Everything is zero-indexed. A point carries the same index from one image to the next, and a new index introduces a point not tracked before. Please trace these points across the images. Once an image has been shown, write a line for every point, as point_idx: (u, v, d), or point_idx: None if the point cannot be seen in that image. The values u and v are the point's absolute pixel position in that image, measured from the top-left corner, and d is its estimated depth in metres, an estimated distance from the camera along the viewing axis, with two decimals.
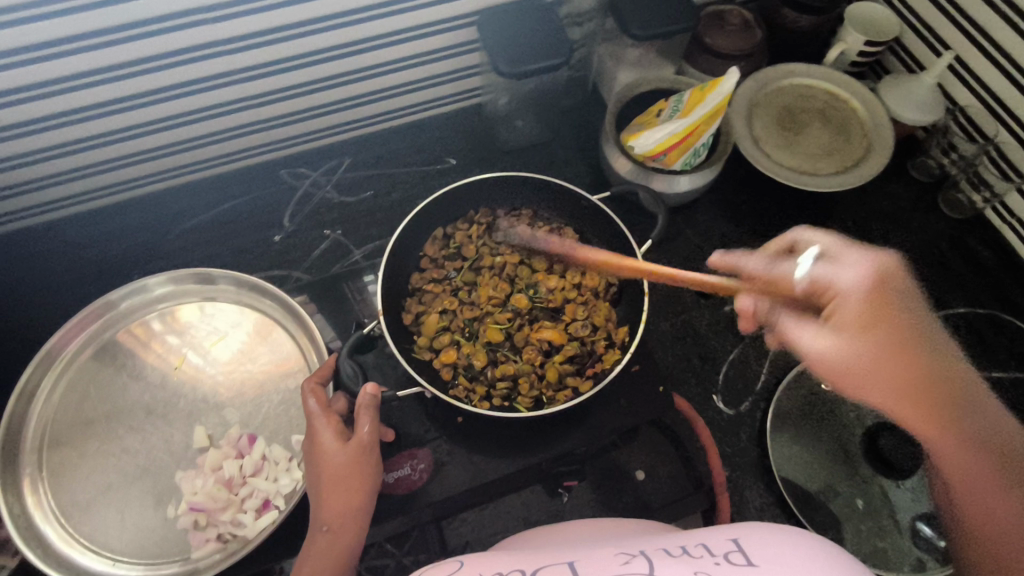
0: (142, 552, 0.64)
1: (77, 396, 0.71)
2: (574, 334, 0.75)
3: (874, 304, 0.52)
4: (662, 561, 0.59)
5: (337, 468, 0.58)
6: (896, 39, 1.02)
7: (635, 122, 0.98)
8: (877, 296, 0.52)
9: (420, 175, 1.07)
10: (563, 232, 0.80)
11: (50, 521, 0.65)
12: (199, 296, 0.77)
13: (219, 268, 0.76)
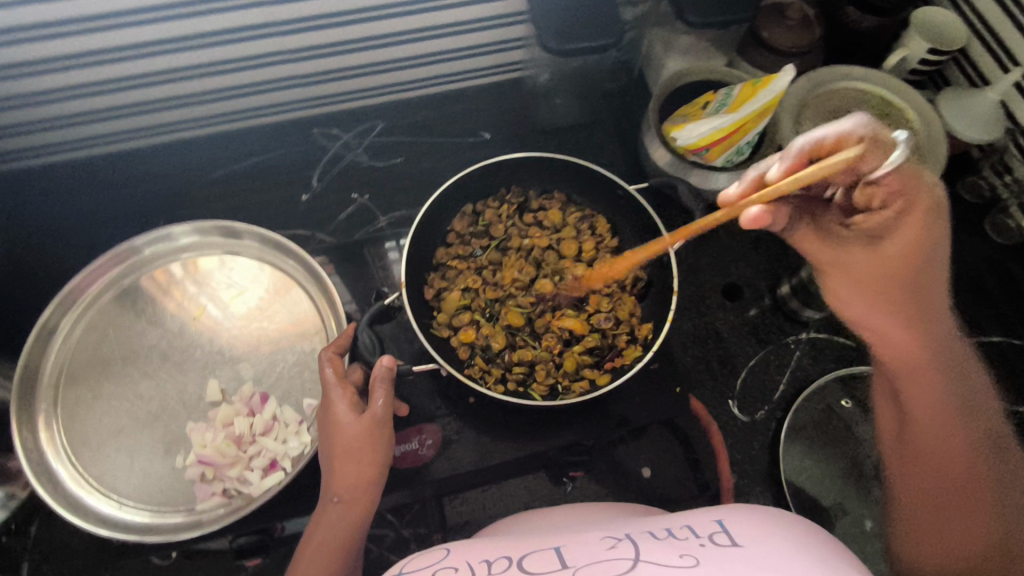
0: (148, 499, 0.65)
1: (96, 337, 0.72)
2: (596, 326, 0.74)
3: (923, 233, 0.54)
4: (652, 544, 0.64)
5: (349, 439, 0.57)
6: (963, 49, 0.96)
7: (678, 113, 0.94)
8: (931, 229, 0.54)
9: (453, 147, 1.05)
10: (595, 221, 0.78)
11: (62, 459, 0.66)
12: (222, 250, 0.76)
13: (246, 224, 0.74)
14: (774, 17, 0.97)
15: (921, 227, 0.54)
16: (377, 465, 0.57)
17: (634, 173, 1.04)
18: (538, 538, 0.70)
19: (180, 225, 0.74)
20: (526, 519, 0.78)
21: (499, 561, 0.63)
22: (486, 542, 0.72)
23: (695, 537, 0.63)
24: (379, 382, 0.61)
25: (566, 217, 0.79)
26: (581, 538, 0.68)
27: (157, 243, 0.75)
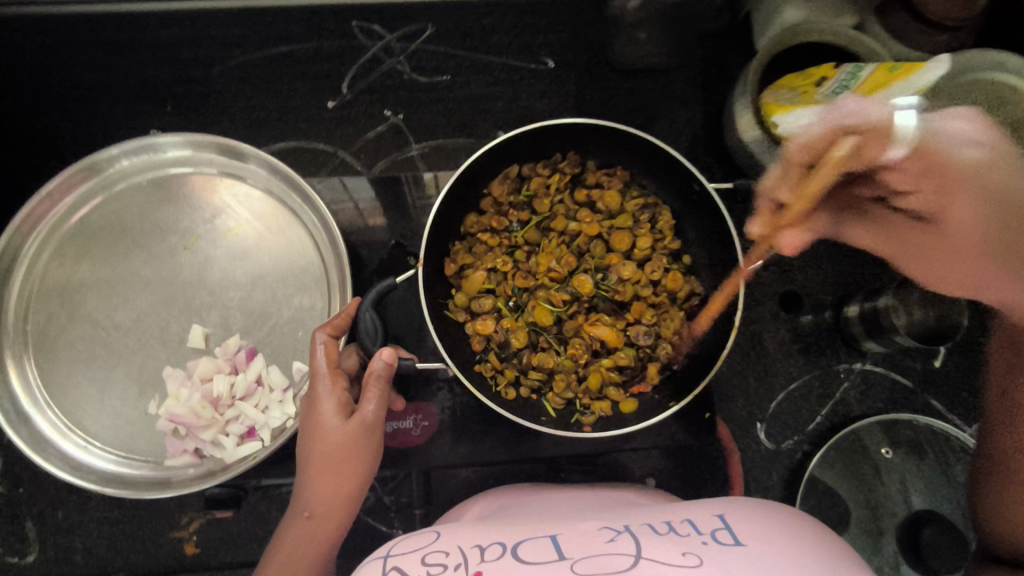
0: (121, 445, 0.60)
1: (74, 249, 0.63)
2: (632, 342, 0.64)
3: (945, 188, 0.47)
4: (650, 538, 0.56)
5: (329, 451, 0.51)
6: None
7: (783, 86, 0.78)
8: (944, 177, 0.47)
9: (507, 72, 0.90)
10: (657, 215, 0.66)
11: (32, 394, 0.60)
12: (219, 170, 0.65)
13: (252, 147, 0.62)
14: None
15: (944, 183, 0.47)
16: (359, 479, 0.52)
17: (710, 142, 0.89)
18: (532, 522, 0.63)
19: (166, 137, 0.62)
20: (509, 493, 0.71)
21: (491, 547, 0.56)
22: (475, 521, 0.65)
23: (697, 534, 0.56)
24: (375, 383, 0.53)
25: (624, 203, 0.67)
26: (578, 524, 0.61)
27: (138, 155, 0.64)
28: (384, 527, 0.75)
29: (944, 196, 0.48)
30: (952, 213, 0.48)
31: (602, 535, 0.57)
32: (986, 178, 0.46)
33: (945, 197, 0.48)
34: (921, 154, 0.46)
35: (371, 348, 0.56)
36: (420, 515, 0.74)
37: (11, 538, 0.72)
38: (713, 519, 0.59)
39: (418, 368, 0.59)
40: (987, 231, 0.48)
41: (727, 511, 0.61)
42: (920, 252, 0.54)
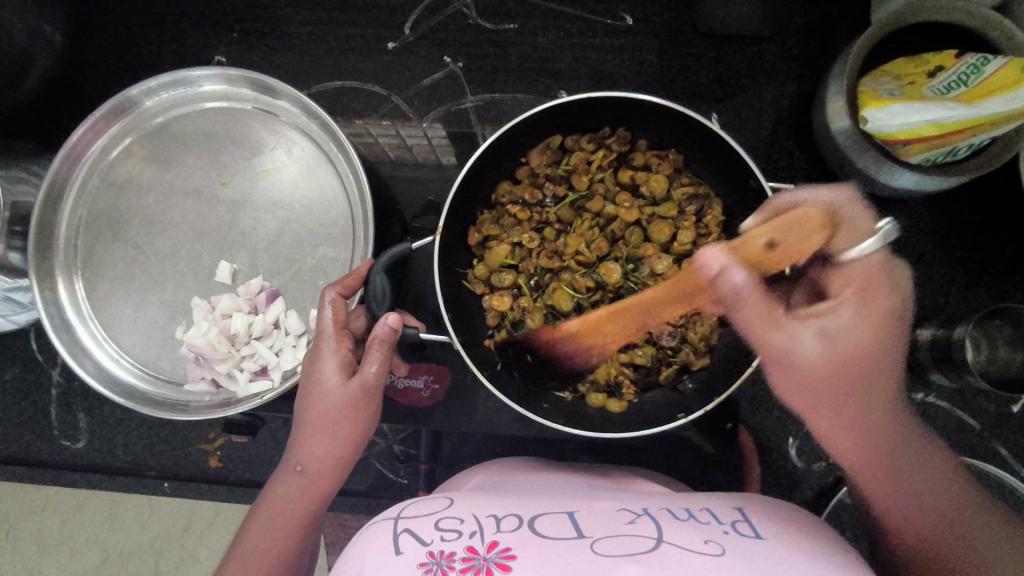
0: (152, 367, 0.64)
1: (123, 172, 0.66)
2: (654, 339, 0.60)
3: (851, 344, 0.49)
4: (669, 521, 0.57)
5: (329, 407, 0.51)
6: None
7: (885, 72, 0.68)
8: (858, 351, 0.49)
9: (580, 25, 0.83)
10: (705, 208, 0.60)
11: (78, 311, 0.64)
12: (254, 106, 0.65)
13: (282, 85, 0.62)
14: None
15: (859, 355, 0.49)
16: (354, 441, 0.52)
17: (795, 124, 0.80)
18: (547, 498, 0.63)
19: (202, 71, 0.62)
20: (506, 466, 0.70)
21: (506, 519, 0.57)
22: (487, 487, 0.66)
23: (720, 524, 0.57)
24: (378, 347, 0.52)
25: (671, 189, 0.61)
26: (597, 503, 0.61)
27: (177, 87, 0.65)
28: (390, 474, 0.78)
29: (854, 365, 0.49)
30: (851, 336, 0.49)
31: (621, 516, 0.58)
32: (880, 349, 0.49)
33: (852, 365, 0.49)
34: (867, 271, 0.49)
35: (378, 311, 0.55)
36: (424, 471, 0.76)
37: (65, 425, 0.80)
38: (734, 513, 0.59)
39: (423, 338, 0.57)
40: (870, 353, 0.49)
41: (747, 508, 0.61)
42: (817, 402, 0.51)
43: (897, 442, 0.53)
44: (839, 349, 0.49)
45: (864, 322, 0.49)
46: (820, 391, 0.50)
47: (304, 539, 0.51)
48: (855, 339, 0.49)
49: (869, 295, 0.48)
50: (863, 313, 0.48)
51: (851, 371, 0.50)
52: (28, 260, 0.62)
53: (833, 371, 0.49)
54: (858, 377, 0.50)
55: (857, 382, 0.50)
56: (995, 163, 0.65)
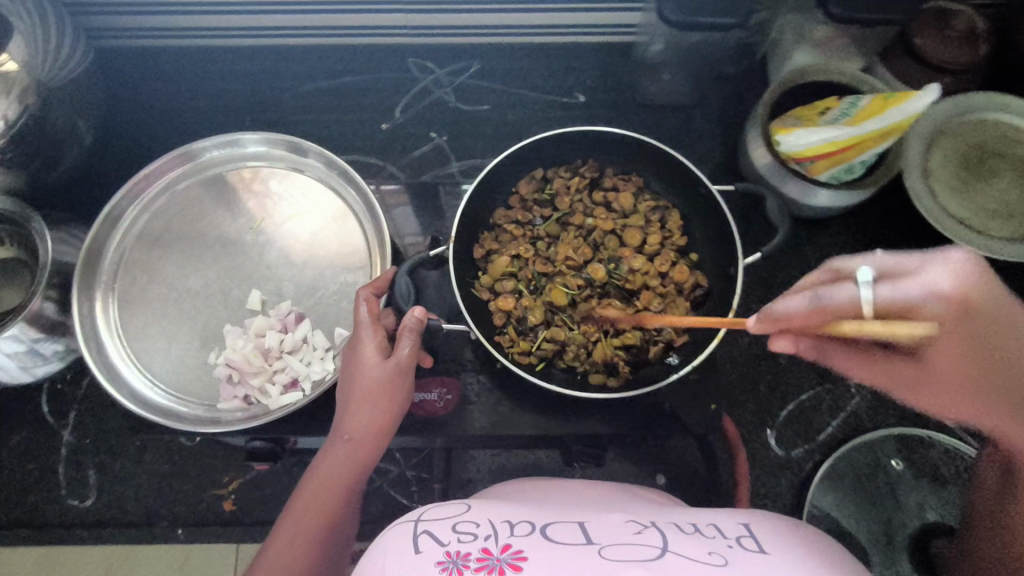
0: (183, 389, 0.69)
1: (160, 222, 0.75)
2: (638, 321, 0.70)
3: (951, 313, 0.46)
4: (676, 537, 0.56)
5: (370, 382, 0.59)
6: None
7: (791, 113, 0.85)
8: (977, 325, 0.46)
9: (542, 103, 1.01)
10: (666, 216, 0.73)
11: (112, 337, 0.70)
12: (285, 164, 0.77)
13: (313, 143, 0.74)
14: (933, 24, 0.88)
15: (972, 321, 0.46)
16: (392, 412, 0.60)
17: (726, 169, 0.97)
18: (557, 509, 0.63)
19: (250, 134, 0.75)
20: (520, 483, 0.76)
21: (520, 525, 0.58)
22: (497, 502, 0.69)
23: (724, 537, 0.57)
24: (409, 333, 0.61)
25: (637, 203, 0.74)
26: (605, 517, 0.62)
27: (223, 147, 0.76)
28: (404, 500, 0.81)
29: (979, 334, 0.47)
30: (942, 338, 0.48)
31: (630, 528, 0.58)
32: (1018, 325, 0.47)
33: (980, 336, 0.47)
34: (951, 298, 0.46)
35: (405, 308, 0.65)
36: (439, 490, 0.80)
37: (74, 484, 0.80)
38: (737, 526, 0.59)
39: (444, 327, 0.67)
40: (970, 346, 0.47)
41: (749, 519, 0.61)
42: (960, 392, 0.49)
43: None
44: (939, 312, 0.47)
45: (981, 293, 0.47)
46: (949, 385, 0.49)
47: (345, 499, 0.58)
48: (966, 309, 0.46)
49: (956, 266, 0.48)
50: (973, 284, 0.47)
51: (974, 340, 0.47)
52: (72, 287, 0.68)
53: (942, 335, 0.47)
54: (997, 355, 0.47)
55: (993, 364, 0.47)
56: (884, 178, 0.83)
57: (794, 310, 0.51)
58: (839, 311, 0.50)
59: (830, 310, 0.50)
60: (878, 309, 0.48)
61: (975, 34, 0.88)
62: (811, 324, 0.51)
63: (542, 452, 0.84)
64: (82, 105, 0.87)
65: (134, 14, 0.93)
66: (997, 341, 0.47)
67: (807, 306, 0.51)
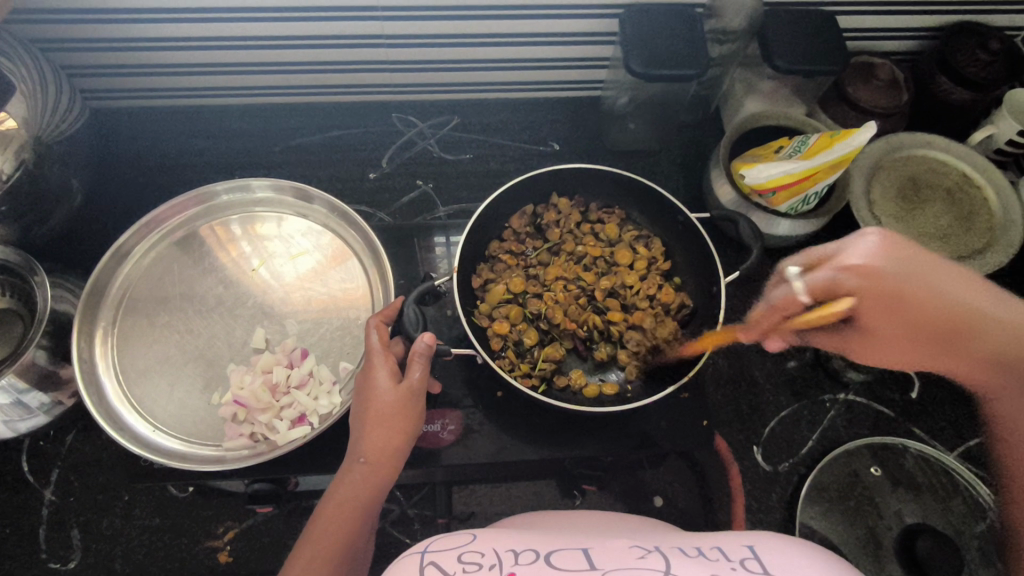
0: (179, 427, 0.70)
1: (160, 269, 0.79)
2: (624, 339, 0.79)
3: (878, 284, 0.53)
4: (681, 564, 0.51)
5: (384, 404, 0.62)
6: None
7: (750, 152, 0.94)
8: (901, 286, 0.54)
9: (520, 151, 1.07)
10: (650, 243, 0.82)
11: (109, 374, 0.72)
12: (292, 210, 0.83)
13: (318, 190, 0.80)
14: (860, 76, 0.99)
15: (897, 284, 0.53)
16: (405, 433, 0.62)
17: (694, 205, 1.04)
18: (561, 537, 0.58)
19: (262, 181, 0.82)
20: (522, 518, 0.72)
21: (524, 553, 0.54)
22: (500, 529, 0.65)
23: (726, 560, 0.52)
24: (419, 358, 0.63)
25: (622, 233, 0.83)
26: (603, 541, 0.56)
27: (233, 193, 0.82)
28: (408, 539, 0.80)
29: (908, 291, 0.54)
30: (876, 318, 0.55)
31: (635, 554, 0.53)
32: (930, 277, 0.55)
33: (904, 291, 0.54)
34: (873, 276, 0.54)
35: (413, 334, 0.67)
36: (442, 525, 0.80)
37: (55, 545, 0.76)
38: (743, 547, 0.53)
39: (452, 353, 0.72)
40: (900, 313, 0.55)
41: (755, 541, 0.55)
42: (897, 343, 0.58)
43: (1005, 363, 0.55)
44: (867, 286, 0.54)
45: (890, 259, 0.54)
46: (904, 341, 0.57)
47: (362, 521, 0.60)
48: (885, 274, 0.53)
49: (864, 244, 0.55)
50: (878, 253, 0.54)
51: (906, 298, 0.54)
52: (73, 324, 0.72)
53: (879, 299, 0.54)
54: (925, 305, 0.55)
55: (922, 316, 0.55)
56: (836, 208, 0.92)
57: (779, 300, 0.59)
58: (786, 305, 0.58)
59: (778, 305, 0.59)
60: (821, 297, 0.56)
61: (897, 83, 1.00)
62: (778, 319, 0.60)
63: (541, 481, 0.85)
64: (72, 161, 0.89)
65: (127, 75, 0.96)
66: (926, 301, 0.54)
67: (778, 304, 0.59)
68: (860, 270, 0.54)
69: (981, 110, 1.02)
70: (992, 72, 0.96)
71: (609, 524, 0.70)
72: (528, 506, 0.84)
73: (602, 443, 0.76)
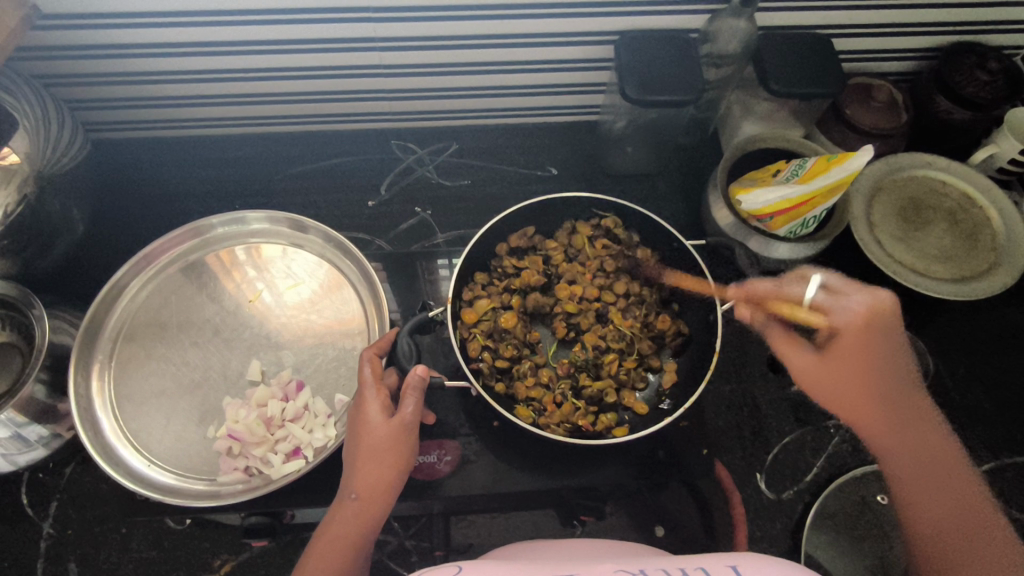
0: (175, 461, 0.70)
1: (158, 301, 0.80)
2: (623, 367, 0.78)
3: (869, 329, 0.70)
4: None
5: (376, 440, 0.61)
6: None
7: (747, 177, 0.93)
8: (879, 337, 0.69)
9: (518, 176, 1.07)
10: (648, 270, 0.83)
11: (105, 409, 0.72)
12: (289, 240, 0.83)
13: (315, 220, 0.81)
14: (858, 97, 0.98)
15: (875, 329, 0.70)
16: (398, 469, 0.61)
17: (693, 227, 1.03)
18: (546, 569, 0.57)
19: (257, 211, 0.82)
20: (516, 549, 0.71)
21: None
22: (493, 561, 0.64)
23: None
24: (411, 392, 0.63)
25: (620, 262, 0.84)
26: (591, 567, 0.56)
27: (229, 225, 0.83)
28: (405, 571, 0.80)
29: (879, 338, 0.70)
30: (851, 354, 0.70)
31: None
32: (893, 370, 0.70)
33: (869, 348, 0.70)
34: (864, 320, 0.70)
35: (408, 367, 0.69)
36: (440, 557, 0.79)
37: None
38: (726, 568, 0.54)
39: (446, 384, 0.72)
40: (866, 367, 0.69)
41: (740, 560, 0.55)
42: (854, 384, 0.69)
43: (920, 446, 0.66)
44: (854, 320, 0.70)
45: (873, 317, 0.70)
46: (858, 387, 0.69)
47: (354, 559, 0.59)
48: (868, 323, 0.70)
49: (859, 296, 0.70)
50: (874, 299, 0.70)
51: (876, 343, 0.70)
52: (71, 359, 0.72)
53: (846, 360, 0.70)
54: (885, 392, 0.69)
55: (881, 370, 0.69)
56: (836, 231, 0.91)
57: (764, 288, 0.74)
58: (790, 298, 0.73)
59: (786, 296, 0.73)
60: (822, 309, 0.72)
61: (895, 103, 0.99)
62: (764, 297, 0.75)
63: (541, 511, 0.84)
64: (75, 193, 0.90)
65: (129, 108, 0.98)
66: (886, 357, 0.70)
67: (792, 294, 0.73)
68: (870, 306, 0.70)
69: (983, 128, 1.01)
70: (990, 93, 0.96)
71: (605, 554, 0.68)
72: (528, 537, 0.83)
73: (601, 473, 0.76)
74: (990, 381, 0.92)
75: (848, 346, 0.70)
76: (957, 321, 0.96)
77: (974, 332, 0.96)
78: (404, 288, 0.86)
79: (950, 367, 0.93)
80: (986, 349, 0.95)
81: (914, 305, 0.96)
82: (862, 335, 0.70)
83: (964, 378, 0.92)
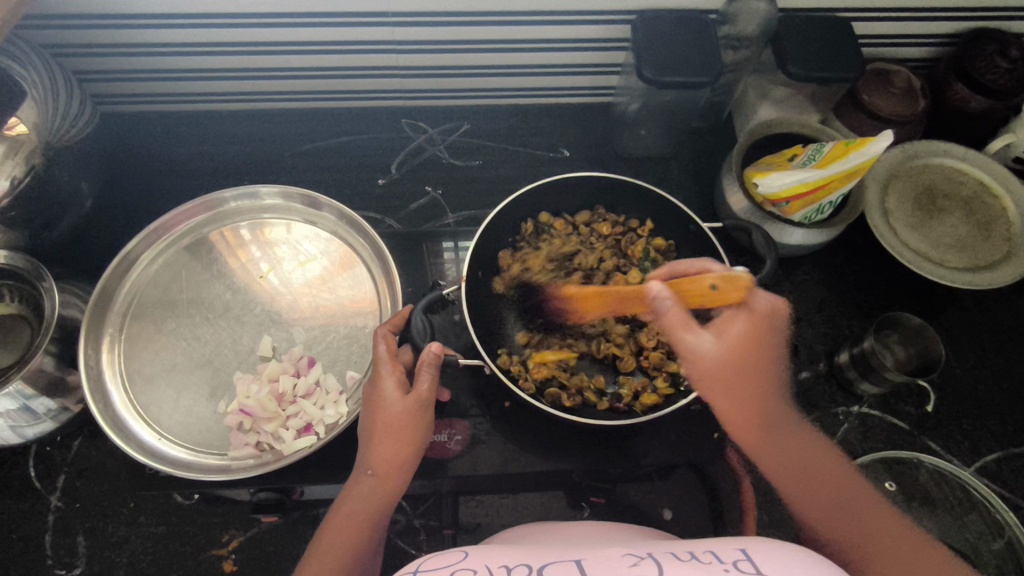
0: (185, 435, 0.70)
1: (169, 275, 0.79)
2: (638, 345, 0.79)
3: (749, 338, 0.64)
4: (676, 564, 0.50)
5: (392, 416, 0.61)
6: None
7: (763, 161, 0.92)
8: (770, 331, 0.65)
9: (530, 157, 1.06)
10: (664, 253, 0.84)
11: (116, 381, 0.72)
12: (300, 216, 0.83)
13: (327, 197, 0.80)
14: (876, 82, 0.97)
15: (771, 320, 0.65)
16: (414, 445, 0.61)
17: (706, 212, 1.02)
18: (556, 551, 0.56)
19: (269, 187, 0.81)
20: (524, 531, 0.71)
21: (516, 568, 0.52)
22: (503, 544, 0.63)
23: (719, 563, 0.49)
24: (426, 368, 0.63)
25: (635, 244, 0.84)
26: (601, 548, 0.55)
27: (241, 200, 0.82)
28: (413, 549, 0.80)
29: (770, 335, 0.65)
30: (747, 354, 0.64)
31: (627, 561, 0.52)
32: (772, 361, 0.66)
33: (766, 332, 0.65)
34: (757, 314, 0.64)
35: (421, 344, 0.68)
36: (449, 536, 0.79)
37: (60, 551, 0.76)
38: (735, 550, 0.51)
39: (460, 363, 0.72)
40: (756, 350, 0.64)
41: (749, 545, 0.52)
42: (735, 379, 0.64)
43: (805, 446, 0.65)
44: (756, 312, 0.64)
45: (767, 313, 0.65)
46: (736, 374, 0.64)
47: (370, 536, 0.59)
48: (766, 314, 0.64)
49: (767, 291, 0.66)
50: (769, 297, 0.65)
51: (764, 339, 0.64)
52: (80, 331, 0.72)
53: (737, 365, 0.64)
54: (753, 373, 0.65)
55: (762, 367, 0.64)
56: (852, 217, 0.90)
57: (678, 267, 0.71)
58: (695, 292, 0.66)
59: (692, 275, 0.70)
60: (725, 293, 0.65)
61: (913, 90, 0.97)
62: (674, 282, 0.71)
63: (549, 492, 0.84)
64: (84, 166, 0.90)
65: (136, 80, 0.97)
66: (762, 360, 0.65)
67: (674, 298, 0.65)
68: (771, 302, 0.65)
69: (1002, 117, 1.00)
70: (1009, 81, 0.95)
71: (612, 536, 0.68)
72: (536, 517, 0.83)
73: (610, 455, 0.75)
74: (999, 370, 0.92)
75: (744, 339, 0.64)
76: (969, 311, 0.96)
77: (984, 321, 0.96)
78: (415, 267, 0.85)
79: (961, 356, 0.92)
80: (997, 339, 0.94)
81: (925, 294, 0.95)
82: (742, 325, 0.65)
83: (974, 368, 0.92)
